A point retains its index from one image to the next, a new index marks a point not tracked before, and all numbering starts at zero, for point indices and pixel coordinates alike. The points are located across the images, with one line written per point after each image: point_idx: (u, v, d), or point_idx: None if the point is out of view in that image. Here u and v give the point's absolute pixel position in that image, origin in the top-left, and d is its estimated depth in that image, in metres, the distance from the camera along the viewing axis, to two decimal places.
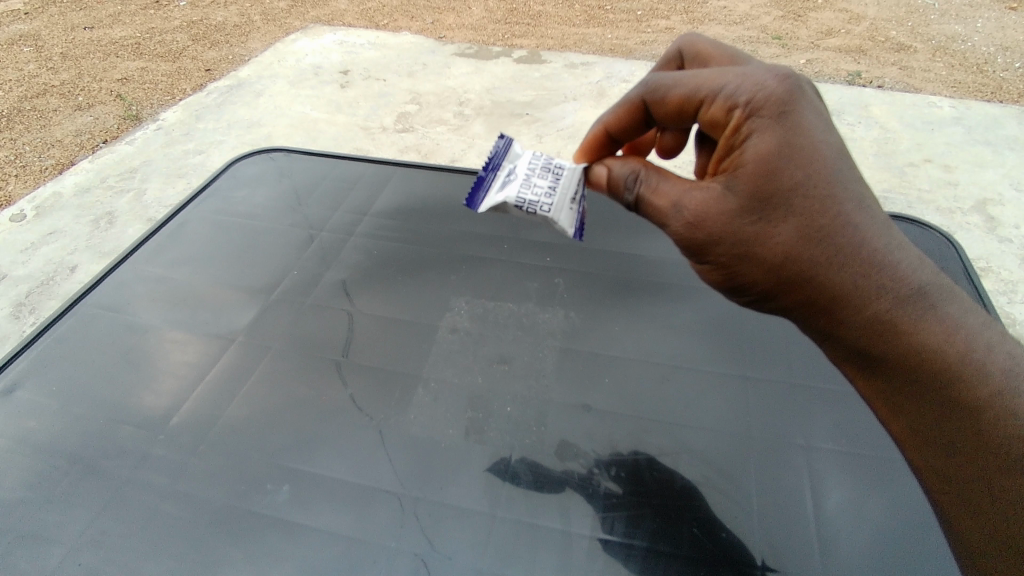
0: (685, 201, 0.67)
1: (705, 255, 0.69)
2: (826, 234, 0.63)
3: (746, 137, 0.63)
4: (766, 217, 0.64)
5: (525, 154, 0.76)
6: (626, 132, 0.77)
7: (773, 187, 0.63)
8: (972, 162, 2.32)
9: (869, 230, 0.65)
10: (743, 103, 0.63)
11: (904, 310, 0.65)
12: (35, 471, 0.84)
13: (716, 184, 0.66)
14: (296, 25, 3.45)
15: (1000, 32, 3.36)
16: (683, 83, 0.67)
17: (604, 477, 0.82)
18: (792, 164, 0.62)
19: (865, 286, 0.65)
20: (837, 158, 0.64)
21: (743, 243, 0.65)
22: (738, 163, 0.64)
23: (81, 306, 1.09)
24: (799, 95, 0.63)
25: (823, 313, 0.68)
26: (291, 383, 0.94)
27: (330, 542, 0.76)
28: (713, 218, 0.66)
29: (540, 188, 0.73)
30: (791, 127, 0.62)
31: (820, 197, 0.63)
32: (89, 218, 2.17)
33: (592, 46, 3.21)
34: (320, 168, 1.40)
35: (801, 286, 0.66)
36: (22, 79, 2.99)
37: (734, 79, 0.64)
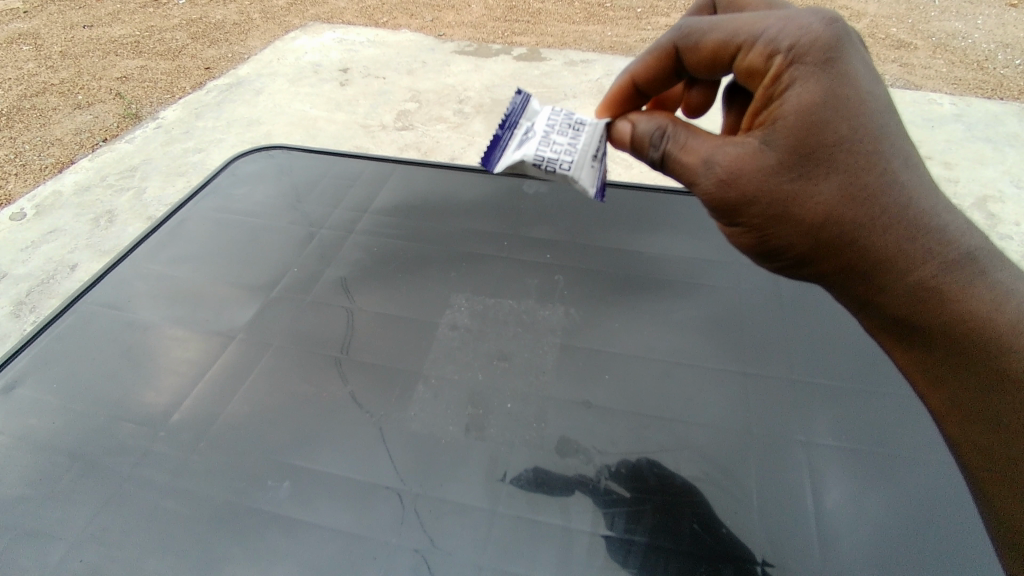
0: (720, 156, 0.66)
1: (738, 214, 0.69)
2: (868, 192, 0.63)
3: (786, 86, 0.62)
4: (806, 173, 0.63)
5: (544, 111, 0.78)
6: (652, 83, 0.78)
7: (814, 141, 0.62)
8: (973, 160, 2.31)
9: (914, 190, 0.64)
10: (785, 49, 0.62)
11: (948, 275, 0.65)
12: (36, 468, 0.84)
13: (753, 138, 0.65)
14: (296, 23, 3.45)
15: (1001, 29, 3.35)
16: (720, 28, 0.67)
17: (604, 473, 0.81)
18: (837, 116, 0.61)
19: (907, 249, 0.65)
20: (883, 112, 0.63)
21: (780, 200, 0.65)
22: (777, 114, 0.63)
23: (81, 303, 1.09)
24: (845, 42, 0.62)
25: (861, 276, 0.68)
26: (292, 379, 0.94)
27: (330, 539, 0.76)
28: (749, 174, 0.65)
29: (558, 145, 0.75)
30: (836, 76, 0.61)
31: (864, 152, 0.62)
32: (89, 217, 2.16)
33: (592, 43, 3.20)
34: (320, 166, 1.40)
35: (841, 247, 0.66)
36: (21, 78, 2.99)
37: (775, 24, 0.63)
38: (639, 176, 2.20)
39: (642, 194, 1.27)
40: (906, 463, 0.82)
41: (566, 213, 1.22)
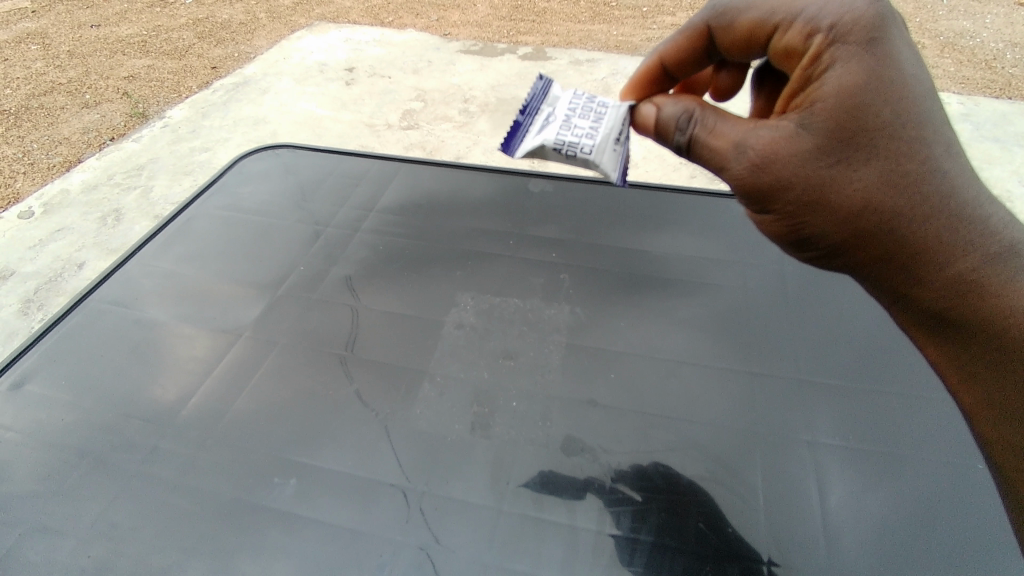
0: (752, 140, 0.67)
1: (771, 200, 0.69)
2: (909, 179, 0.62)
3: (826, 66, 0.62)
4: (844, 159, 0.63)
5: (565, 97, 0.78)
6: (682, 65, 0.78)
7: (854, 124, 0.61)
8: (981, 159, 2.31)
9: (955, 178, 0.64)
10: (826, 29, 0.61)
11: (991, 268, 0.64)
12: (45, 464, 0.85)
13: (789, 122, 0.65)
14: (302, 22, 3.46)
15: (1009, 28, 3.33)
16: (758, 7, 0.67)
17: (610, 473, 0.81)
18: (879, 98, 0.60)
19: (947, 240, 0.64)
20: (927, 95, 0.62)
21: (816, 185, 0.65)
22: (815, 96, 0.63)
23: (90, 301, 1.09)
24: (890, 22, 0.61)
25: (897, 267, 0.67)
26: (300, 375, 0.94)
27: (333, 535, 0.76)
28: (784, 157, 0.65)
29: (581, 130, 0.75)
30: (879, 56, 0.60)
31: (906, 138, 0.62)
32: (96, 215, 2.18)
33: (597, 42, 3.19)
34: (326, 164, 1.40)
35: (877, 238, 0.66)
36: (30, 78, 3.01)
37: (817, 2, 0.62)
38: (644, 176, 2.20)
39: (647, 194, 1.26)
40: (911, 463, 0.81)
41: (571, 212, 1.22)
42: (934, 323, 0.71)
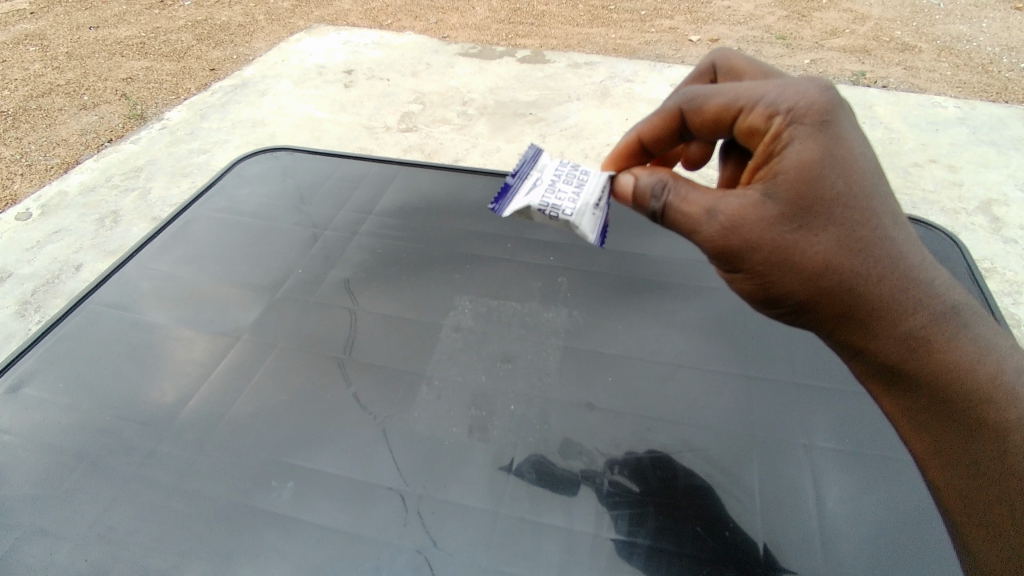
0: (722, 206, 0.66)
1: (739, 263, 0.68)
2: (864, 244, 0.64)
3: (786, 143, 0.63)
4: (806, 225, 0.63)
5: (551, 163, 0.80)
6: (658, 142, 0.78)
7: (814, 194, 0.62)
8: (977, 163, 2.32)
9: (904, 244, 0.66)
10: (784, 111, 0.63)
11: (936, 325, 0.66)
12: (42, 467, 0.85)
13: (753, 191, 0.65)
14: (300, 24, 3.46)
15: (1006, 32, 3.35)
16: (722, 93, 0.68)
17: (608, 477, 0.81)
18: (834, 173, 0.62)
19: (899, 300, 0.65)
20: (875, 171, 0.65)
21: (781, 250, 0.65)
22: (776, 169, 0.64)
23: (87, 303, 1.09)
24: (837, 108, 0.64)
25: (857, 325, 0.67)
26: (297, 378, 0.94)
27: (330, 538, 0.76)
28: (751, 224, 0.65)
29: (566, 195, 0.76)
30: (831, 137, 0.62)
31: (859, 208, 0.63)
32: (94, 217, 2.18)
33: (595, 45, 3.20)
34: (324, 167, 1.40)
35: (839, 298, 0.66)
36: (28, 79, 3.00)
37: (774, 90, 0.64)
38: None
39: None
40: (907, 466, 0.82)
41: None
42: (886, 379, 0.72)
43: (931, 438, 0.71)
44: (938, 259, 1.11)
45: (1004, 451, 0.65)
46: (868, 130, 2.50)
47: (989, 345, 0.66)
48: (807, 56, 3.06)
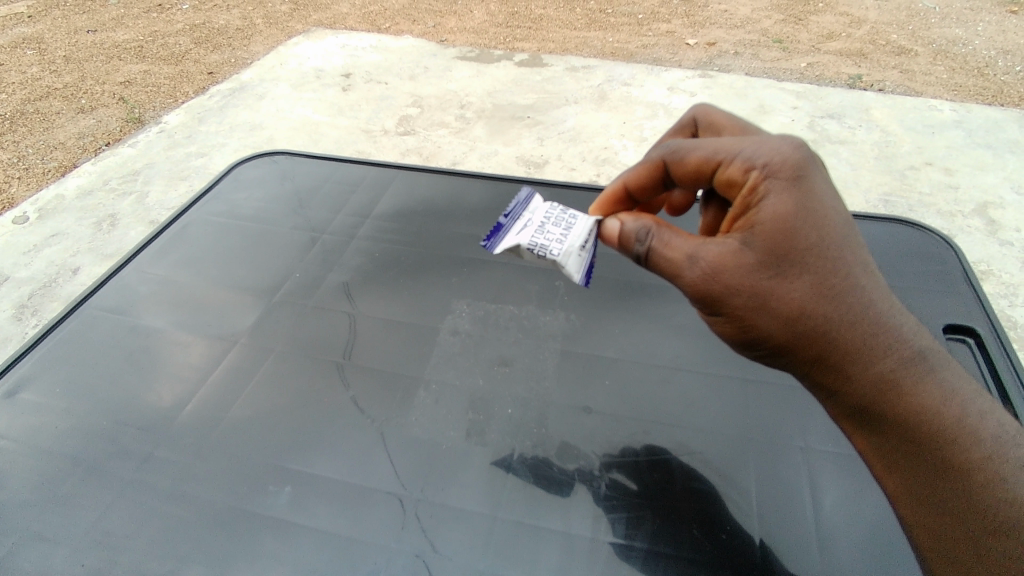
0: (703, 253, 0.67)
1: (718, 307, 0.69)
2: (836, 291, 0.65)
3: (762, 196, 0.64)
4: (782, 273, 0.65)
5: (543, 205, 0.84)
6: (644, 190, 0.79)
7: (789, 244, 0.64)
8: (973, 166, 2.33)
9: (874, 292, 0.67)
10: (760, 166, 0.64)
11: (906, 370, 0.66)
12: (40, 471, 0.85)
13: (732, 239, 0.66)
14: (298, 28, 3.47)
15: (1001, 36, 3.36)
16: (702, 147, 0.69)
17: (604, 481, 0.81)
18: (807, 225, 0.63)
19: (870, 344, 0.66)
20: (847, 223, 0.66)
21: (758, 296, 0.66)
22: (753, 221, 0.65)
23: (84, 307, 1.09)
24: (811, 163, 0.65)
25: (831, 368, 0.68)
26: (295, 382, 0.94)
27: (327, 542, 0.76)
28: (730, 270, 0.66)
29: (555, 236, 0.80)
30: (805, 191, 0.64)
31: (831, 257, 0.65)
32: (91, 220, 2.18)
33: (593, 49, 3.22)
34: (322, 170, 1.41)
35: (813, 341, 0.67)
36: (25, 83, 3.00)
37: (751, 146, 0.66)
38: None
39: None
40: None
41: None
42: (859, 423, 0.71)
43: (902, 473, 0.69)
44: (933, 263, 1.11)
45: (968, 490, 0.64)
46: (864, 134, 2.51)
47: (957, 390, 0.67)
48: (804, 59, 3.07)
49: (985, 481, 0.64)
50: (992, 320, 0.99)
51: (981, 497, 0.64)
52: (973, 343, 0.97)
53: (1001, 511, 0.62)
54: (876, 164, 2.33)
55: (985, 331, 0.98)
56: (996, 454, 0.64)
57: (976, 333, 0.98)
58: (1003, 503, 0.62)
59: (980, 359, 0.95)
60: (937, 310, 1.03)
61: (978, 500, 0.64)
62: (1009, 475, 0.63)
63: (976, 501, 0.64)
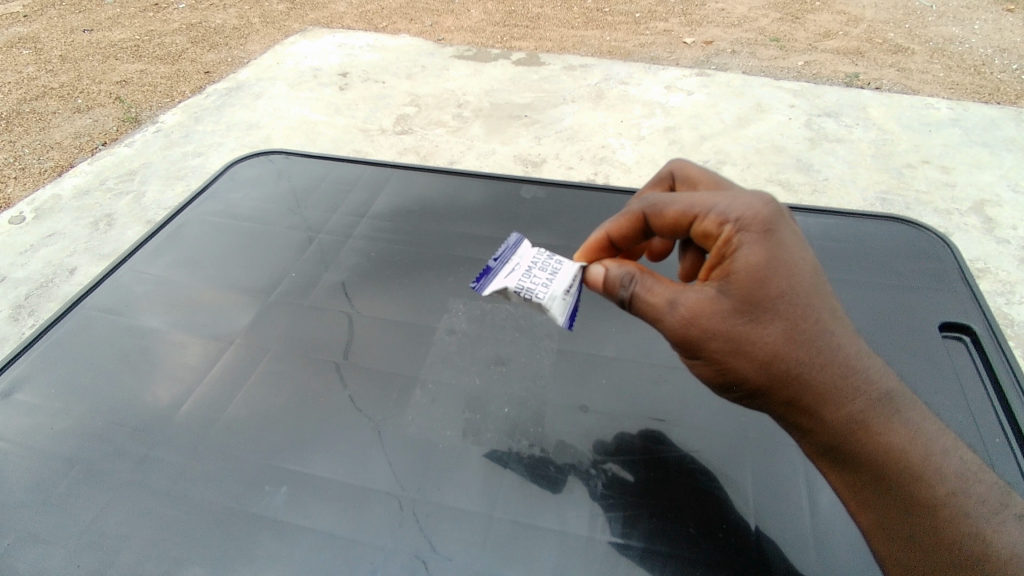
0: (682, 300, 0.67)
1: (697, 351, 0.69)
2: (808, 336, 0.65)
3: (736, 248, 0.65)
4: (756, 318, 0.65)
5: (531, 249, 0.82)
6: (626, 241, 0.78)
7: (762, 291, 0.64)
8: (970, 164, 2.34)
9: (844, 336, 0.68)
10: (733, 220, 0.65)
11: (876, 410, 0.66)
12: (34, 473, 0.84)
13: (708, 287, 0.67)
14: (296, 27, 3.46)
15: (997, 34, 3.37)
16: (679, 201, 0.69)
17: (600, 480, 0.81)
18: (778, 274, 0.64)
19: (842, 386, 0.66)
20: (816, 270, 0.67)
21: (734, 340, 0.66)
22: (728, 270, 0.65)
23: (80, 308, 1.09)
24: (782, 216, 0.66)
25: (805, 410, 0.68)
26: (291, 382, 0.94)
27: (322, 542, 0.76)
28: (707, 317, 0.66)
29: (542, 280, 0.78)
30: (776, 242, 0.65)
31: (803, 303, 0.65)
32: (88, 220, 2.17)
33: (590, 48, 3.21)
34: (319, 170, 1.40)
35: (788, 385, 0.67)
36: (21, 82, 2.99)
37: (724, 200, 0.67)
38: (637, 182, 2.26)
39: None
40: None
41: (563, 217, 1.23)
42: (833, 462, 0.70)
43: (875, 508, 0.68)
44: (929, 261, 1.12)
45: (938, 526, 0.64)
46: (861, 132, 2.51)
47: (926, 431, 0.67)
48: (801, 58, 3.07)
49: (953, 517, 0.63)
50: (988, 318, 1.00)
51: (948, 532, 0.63)
52: (969, 342, 0.98)
53: (969, 547, 0.62)
54: (874, 162, 2.33)
55: (981, 329, 0.98)
56: (959, 491, 0.64)
57: (973, 331, 0.99)
58: (969, 539, 0.62)
59: (976, 357, 0.95)
60: (933, 308, 1.03)
61: (946, 535, 0.63)
62: (972, 510, 0.64)
63: (945, 536, 0.63)
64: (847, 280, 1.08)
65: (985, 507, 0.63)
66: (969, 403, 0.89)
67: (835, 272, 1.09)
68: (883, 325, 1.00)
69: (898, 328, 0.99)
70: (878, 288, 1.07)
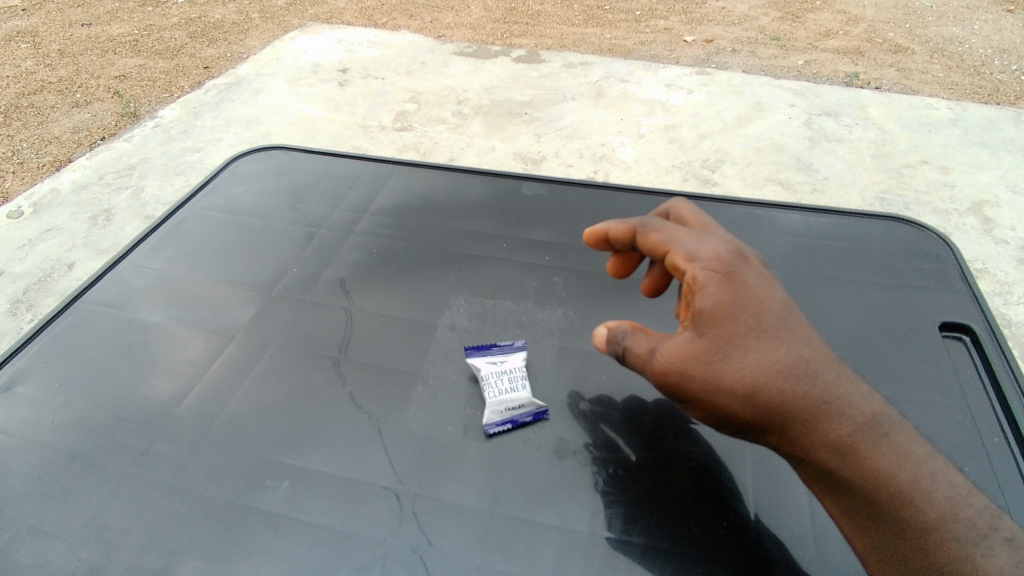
0: (661, 348, 0.69)
1: (681, 395, 0.69)
2: (785, 367, 0.65)
3: (701, 286, 0.68)
4: (728, 355, 0.66)
5: (517, 358, 0.94)
6: (624, 243, 0.82)
7: (731, 328, 0.66)
8: (969, 164, 2.35)
9: (824, 364, 0.68)
10: (697, 260, 0.69)
11: (864, 435, 0.65)
12: (35, 466, 0.84)
13: (683, 331, 0.69)
14: (296, 23, 3.45)
15: (997, 34, 3.37)
16: (661, 229, 0.75)
17: (601, 477, 0.82)
18: (743, 311, 0.66)
19: (827, 411, 0.66)
20: (783, 305, 0.69)
21: (712, 378, 0.66)
22: (698, 309, 0.68)
23: (81, 302, 1.08)
24: (743, 258, 0.70)
25: (797, 440, 0.67)
26: (292, 377, 0.94)
27: (321, 537, 0.76)
28: (682, 358, 0.67)
29: (502, 389, 0.90)
30: (738, 281, 0.68)
31: (772, 337, 0.66)
32: (87, 215, 2.17)
33: (591, 45, 3.21)
34: (319, 165, 1.40)
35: (772, 418, 0.66)
36: (20, 76, 2.98)
37: (690, 241, 0.72)
38: (637, 178, 2.27)
39: (641, 196, 1.27)
40: None
41: (565, 215, 1.23)
42: (830, 489, 0.69)
43: (872, 532, 0.66)
44: (930, 261, 1.12)
45: (927, 550, 0.61)
46: (861, 132, 2.52)
47: (911, 451, 0.65)
48: (801, 57, 3.07)
49: (942, 540, 0.61)
50: (987, 319, 1.00)
51: (939, 557, 0.61)
52: (968, 341, 0.98)
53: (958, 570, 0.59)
54: (873, 162, 2.34)
55: (981, 329, 0.99)
56: (950, 514, 0.62)
57: (972, 331, 0.99)
58: (959, 565, 0.59)
59: (976, 356, 0.96)
60: (933, 307, 1.04)
61: (937, 561, 0.61)
62: (962, 534, 0.61)
63: (935, 561, 0.61)
64: (847, 279, 1.08)
65: (976, 531, 0.61)
66: (968, 402, 0.89)
67: (835, 271, 1.10)
68: (883, 324, 1.00)
69: (897, 327, 1.00)
70: (878, 287, 1.07)
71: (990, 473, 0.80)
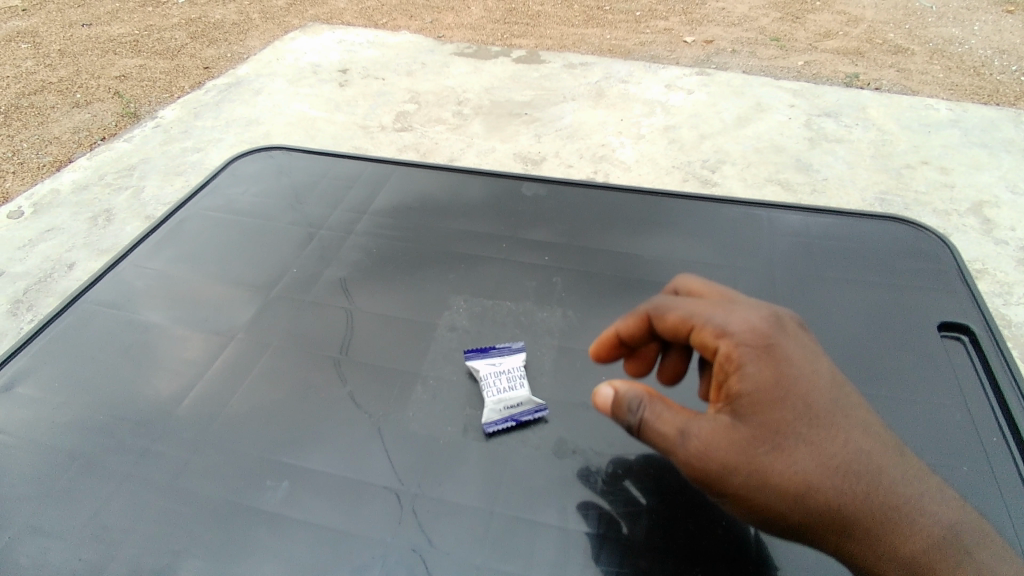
0: (695, 430, 0.66)
1: (719, 489, 0.66)
2: (838, 462, 0.64)
3: (739, 365, 0.66)
4: (776, 447, 0.64)
5: (516, 358, 0.94)
6: (636, 338, 0.81)
7: (777, 413, 0.64)
8: (969, 165, 2.35)
9: (885, 462, 0.65)
10: (731, 334, 0.68)
11: (941, 551, 0.61)
12: (36, 466, 0.84)
13: (720, 416, 0.67)
14: (296, 23, 3.46)
15: (997, 35, 3.38)
16: (681, 307, 0.74)
17: (605, 476, 0.82)
18: (790, 395, 0.65)
19: (892, 516, 0.63)
20: (834, 386, 0.68)
21: (758, 470, 0.63)
22: (738, 391, 0.66)
23: (81, 302, 1.08)
24: (781, 331, 0.69)
25: (852, 546, 0.63)
26: (291, 377, 0.94)
27: (320, 536, 0.76)
28: (724, 447, 0.64)
29: (501, 388, 0.90)
30: (780, 357, 0.66)
31: (823, 426, 0.65)
32: (87, 215, 2.17)
33: (591, 46, 3.21)
34: (319, 165, 1.40)
35: (825, 519, 0.63)
36: (20, 76, 2.98)
37: (720, 313, 0.71)
38: (637, 179, 2.27)
39: (641, 196, 1.27)
40: None
41: (565, 215, 1.23)
42: None
43: None
44: (929, 262, 1.12)
45: None
46: (860, 132, 2.52)
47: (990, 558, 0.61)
48: (801, 58, 3.08)
49: None
50: (986, 320, 1.00)
51: None
52: (967, 341, 0.98)
53: None
54: (873, 162, 2.34)
55: (980, 330, 0.99)
56: None
57: (971, 331, 0.99)
58: None
59: (975, 357, 0.96)
60: (932, 307, 1.04)
61: None
62: None
63: None
64: (846, 279, 1.08)
65: None
66: (967, 403, 0.89)
67: (835, 271, 1.10)
68: (882, 324, 1.01)
69: (897, 328, 1.00)
70: (878, 288, 1.07)
71: (990, 474, 0.80)
